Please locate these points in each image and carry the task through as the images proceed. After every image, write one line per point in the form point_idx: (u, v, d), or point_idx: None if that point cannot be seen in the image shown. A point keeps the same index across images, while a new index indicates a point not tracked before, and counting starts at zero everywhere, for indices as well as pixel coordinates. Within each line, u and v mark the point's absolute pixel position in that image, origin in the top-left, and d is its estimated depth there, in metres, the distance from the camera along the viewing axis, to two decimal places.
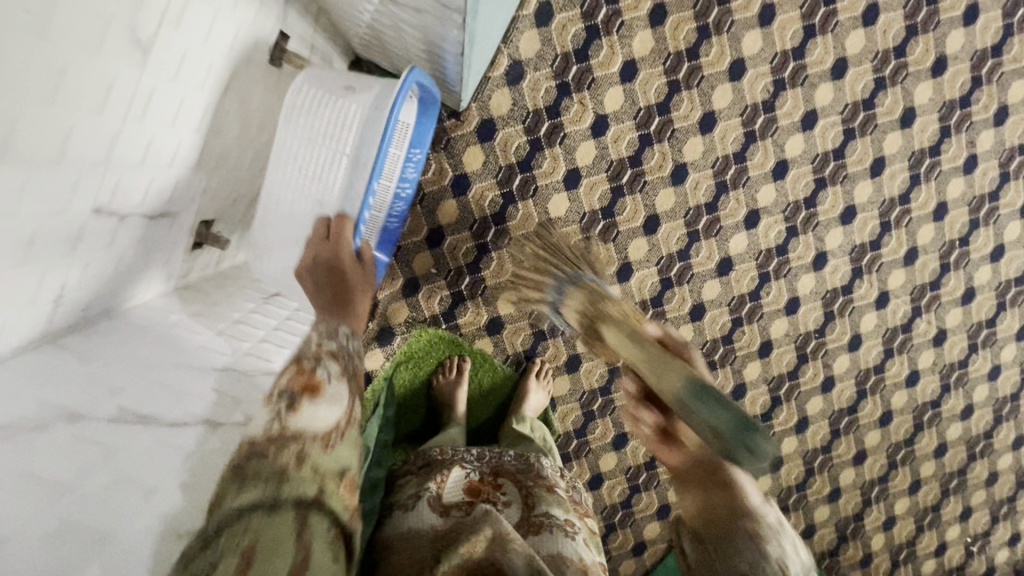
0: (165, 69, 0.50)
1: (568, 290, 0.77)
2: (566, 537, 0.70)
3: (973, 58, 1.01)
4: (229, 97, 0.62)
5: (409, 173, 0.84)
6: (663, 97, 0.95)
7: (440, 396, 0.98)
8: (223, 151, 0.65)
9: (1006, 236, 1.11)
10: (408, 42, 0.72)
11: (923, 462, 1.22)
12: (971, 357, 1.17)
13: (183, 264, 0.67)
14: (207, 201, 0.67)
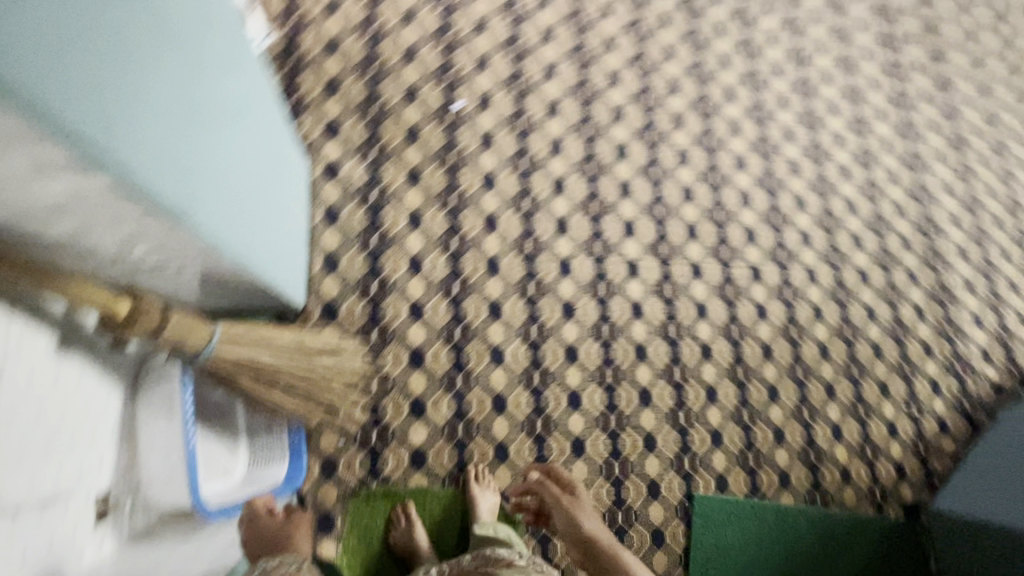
0: (21, 384, 0.63)
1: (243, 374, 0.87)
2: None
3: (634, 99, 1.41)
4: (84, 385, 0.74)
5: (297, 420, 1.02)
6: (448, 222, 1.22)
7: (403, 547, 1.03)
8: (95, 428, 0.76)
9: (742, 186, 1.44)
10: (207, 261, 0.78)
11: (821, 368, 1.40)
12: (789, 274, 1.43)
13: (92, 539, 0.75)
14: (96, 475, 0.76)
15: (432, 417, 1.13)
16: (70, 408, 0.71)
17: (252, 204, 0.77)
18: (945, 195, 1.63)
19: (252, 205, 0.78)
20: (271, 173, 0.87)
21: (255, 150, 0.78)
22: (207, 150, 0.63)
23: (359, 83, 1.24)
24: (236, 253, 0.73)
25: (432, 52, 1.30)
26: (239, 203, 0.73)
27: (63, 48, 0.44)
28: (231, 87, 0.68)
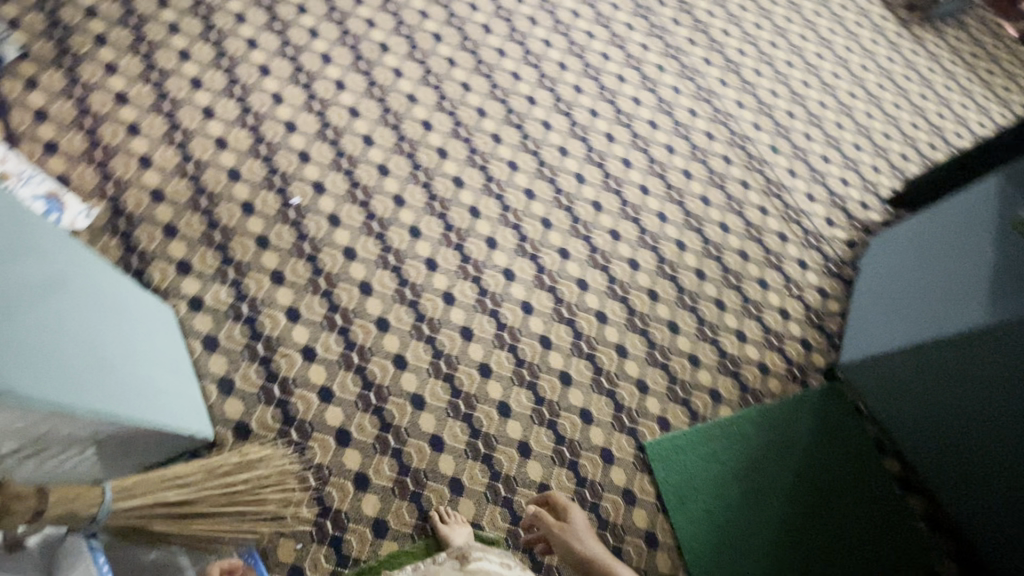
0: None
1: (153, 521, 0.88)
2: None
3: (451, 135, 1.56)
4: None
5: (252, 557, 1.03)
6: (326, 304, 1.29)
7: None
8: None
9: (573, 169, 1.61)
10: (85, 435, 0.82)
11: (704, 288, 1.55)
12: (643, 223, 1.59)
13: None
14: None
15: (378, 484, 1.15)
16: None
17: (81, 361, 0.81)
18: (740, 110, 1.88)
19: (101, 361, 0.85)
20: (108, 328, 0.92)
21: (79, 316, 0.86)
22: None
23: (196, 218, 1.31)
24: (79, 406, 0.76)
25: (255, 166, 1.40)
26: (80, 365, 0.80)
27: None
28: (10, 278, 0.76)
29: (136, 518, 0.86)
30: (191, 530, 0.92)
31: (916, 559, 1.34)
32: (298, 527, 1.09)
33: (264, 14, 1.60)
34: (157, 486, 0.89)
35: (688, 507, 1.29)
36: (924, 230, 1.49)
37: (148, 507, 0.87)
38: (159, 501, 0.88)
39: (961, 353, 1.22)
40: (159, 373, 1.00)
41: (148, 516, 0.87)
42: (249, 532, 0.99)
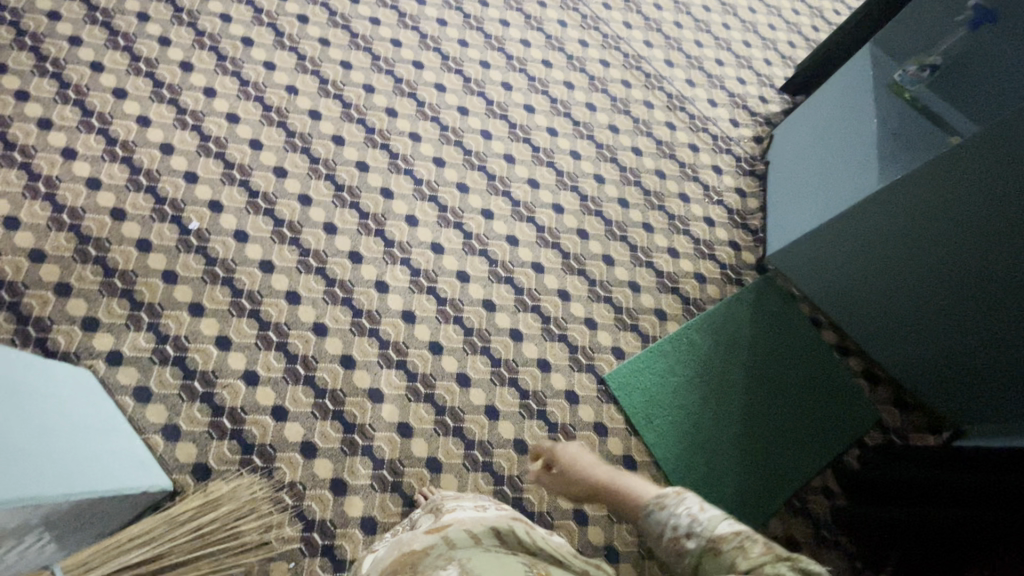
0: None
1: None
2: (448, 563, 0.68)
3: (343, 120, 1.49)
4: None
5: None
6: (256, 324, 1.24)
7: None
8: None
9: (477, 127, 1.57)
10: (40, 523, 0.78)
11: (630, 216, 1.58)
12: (558, 166, 1.59)
13: None
14: None
15: (356, 484, 1.15)
16: None
17: (16, 453, 0.75)
18: (629, 30, 1.87)
19: (29, 449, 0.79)
20: (22, 409, 0.83)
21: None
22: None
23: (88, 269, 1.21)
24: (33, 500, 0.73)
25: (138, 199, 1.30)
26: (18, 460, 0.74)
27: None
28: None
29: None
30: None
31: (862, 409, 1.47)
32: (286, 547, 1.08)
33: (102, 30, 1.45)
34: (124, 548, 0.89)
35: (657, 424, 1.36)
36: (814, 115, 1.57)
37: None
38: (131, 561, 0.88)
39: (868, 221, 1.31)
40: (87, 439, 0.94)
41: None
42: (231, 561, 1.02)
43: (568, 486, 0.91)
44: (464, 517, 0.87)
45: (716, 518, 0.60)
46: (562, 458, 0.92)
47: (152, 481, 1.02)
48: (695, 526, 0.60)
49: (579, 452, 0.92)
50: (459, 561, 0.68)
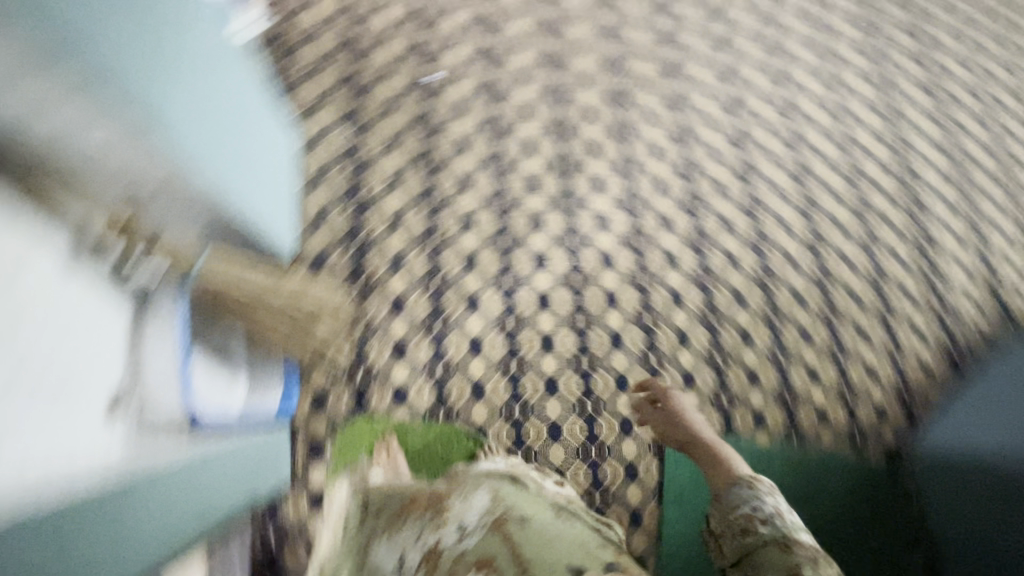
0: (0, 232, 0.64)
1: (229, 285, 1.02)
2: (464, 502, 0.83)
3: (599, 55, 1.44)
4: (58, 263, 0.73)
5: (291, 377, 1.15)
6: (427, 182, 1.32)
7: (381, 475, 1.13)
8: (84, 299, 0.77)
9: (721, 129, 1.40)
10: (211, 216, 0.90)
11: (796, 313, 1.35)
12: (767, 223, 1.44)
13: (52, 402, 0.66)
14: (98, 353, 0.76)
15: (413, 360, 1.23)
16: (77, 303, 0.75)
17: (239, 153, 0.87)
18: (973, 122, 1.45)
19: (249, 160, 0.91)
20: (269, 133, 0.97)
21: (255, 113, 0.91)
22: (202, 103, 0.74)
23: (342, 57, 1.36)
24: (220, 191, 0.84)
25: (409, 25, 1.39)
26: (238, 158, 0.87)
27: (126, 41, 0.60)
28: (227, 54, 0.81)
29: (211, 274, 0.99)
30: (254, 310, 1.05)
31: None
32: (338, 361, 1.21)
33: None
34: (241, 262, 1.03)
35: (682, 509, 1.24)
36: None
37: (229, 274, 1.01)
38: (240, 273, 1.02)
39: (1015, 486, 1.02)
40: (280, 185, 1.08)
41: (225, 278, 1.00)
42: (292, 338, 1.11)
43: (668, 427, 1.16)
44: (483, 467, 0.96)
45: (796, 525, 0.84)
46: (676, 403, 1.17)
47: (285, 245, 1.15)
48: (773, 521, 0.84)
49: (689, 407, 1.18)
50: (487, 489, 0.86)
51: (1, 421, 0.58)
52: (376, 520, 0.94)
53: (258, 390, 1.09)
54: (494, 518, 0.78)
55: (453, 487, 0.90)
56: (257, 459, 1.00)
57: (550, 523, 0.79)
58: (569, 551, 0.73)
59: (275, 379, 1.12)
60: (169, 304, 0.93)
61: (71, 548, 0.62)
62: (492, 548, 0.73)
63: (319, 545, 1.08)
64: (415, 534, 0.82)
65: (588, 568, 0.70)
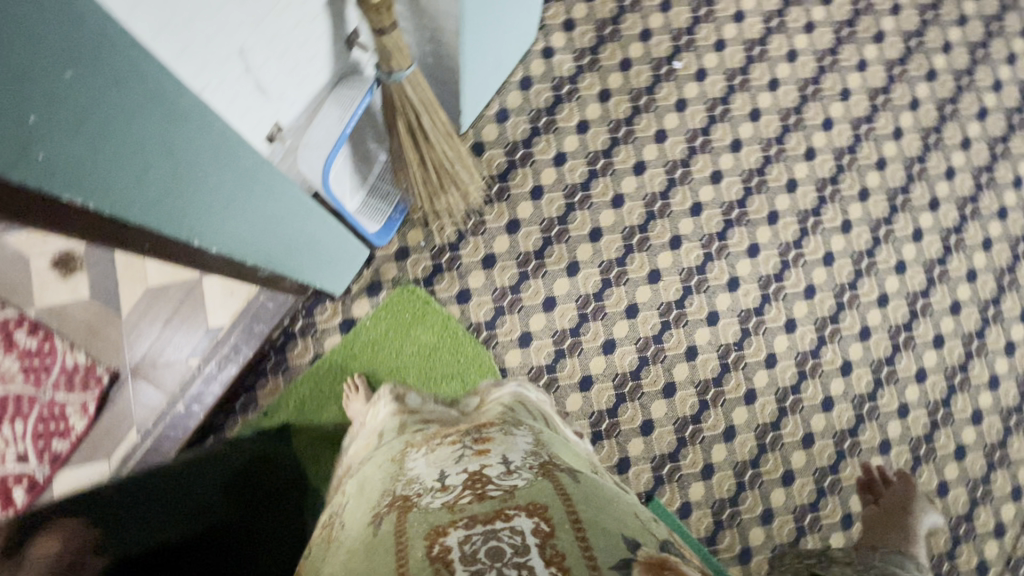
0: None
1: (401, 122, 1.02)
2: (515, 439, 0.61)
3: (834, 151, 1.40)
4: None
5: (394, 215, 1.22)
6: (607, 147, 1.34)
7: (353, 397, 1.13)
8: (309, 39, 0.84)
9: (889, 286, 1.37)
10: (440, 56, 0.98)
11: (852, 495, 1.27)
12: (880, 393, 1.32)
13: (242, 96, 0.78)
14: (285, 85, 0.86)
15: (493, 275, 1.26)
16: (303, 41, 0.83)
17: (488, 14, 0.95)
18: None
19: (489, 26, 0.98)
20: (510, 13, 1.04)
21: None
22: None
23: (610, 5, 1.41)
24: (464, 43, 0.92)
25: (683, 16, 1.42)
26: (484, 22, 0.95)
27: None
28: None
29: (392, 100, 0.99)
30: (408, 154, 1.07)
31: None
32: (436, 233, 1.26)
33: None
34: (424, 108, 1.01)
35: None
36: None
37: (405, 112, 1.00)
38: (417, 116, 1.01)
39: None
40: (493, 63, 1.14)
41: (402, 112, 1.00)
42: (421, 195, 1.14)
43: (888, 508, 1.14)
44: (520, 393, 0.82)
45: None
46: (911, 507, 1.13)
47: (466, 119, 1.22)
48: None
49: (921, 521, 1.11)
50: (530, 430, 0.66)
51: (195, 65, 0.66)
52: (412, 438, 0.68)
53: (366, 210, 1.18)
54: (542, 462, 0.56)
55: (491, 417, 0.69)
56: (334, 251, 1.06)
57: (604, 485, 0.57)
58: (629, 519, 0.51)
59: (381, 210, 1.20)
60: (357, 94, 0.97)
61: (182, 166, 0.55)
62: (547, 496, 0.50)
63: (326, 347, 1.19)
64: (451, 456, 0.59)
65: (647, 546, 0.48)
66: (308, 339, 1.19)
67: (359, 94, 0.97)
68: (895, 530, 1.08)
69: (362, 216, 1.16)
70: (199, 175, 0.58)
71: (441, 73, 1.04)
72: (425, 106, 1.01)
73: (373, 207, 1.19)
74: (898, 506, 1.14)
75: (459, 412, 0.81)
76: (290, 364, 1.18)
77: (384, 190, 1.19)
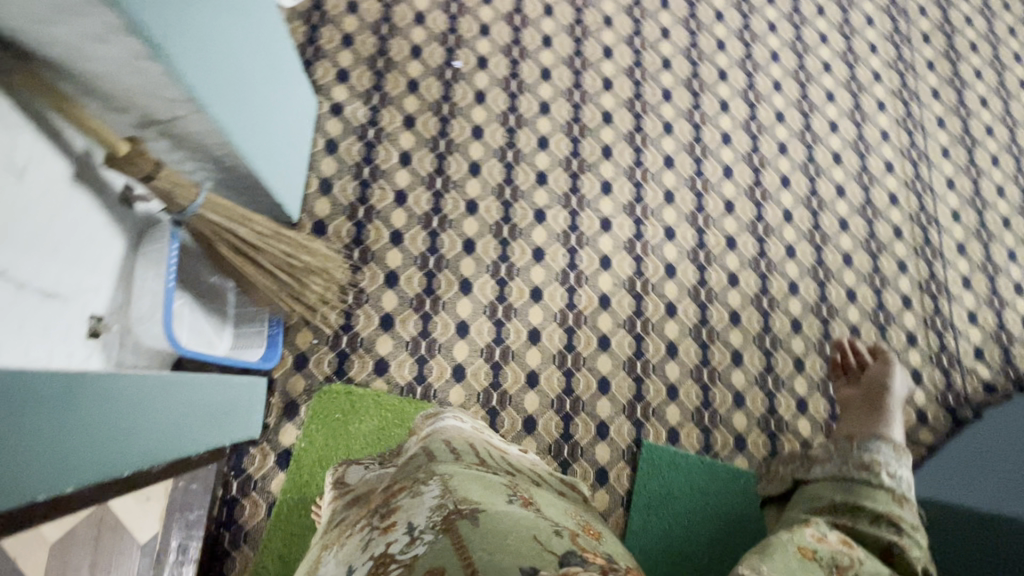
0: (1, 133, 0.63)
1: (221, 243, 0.97)
2: (420, 501, 0.70)
3: (624, 72, 1.52)
4: (57, 179, 0.73)
5: (274, 332, 1.14)
6: (436, 165, 1.36)
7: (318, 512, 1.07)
8: (75, 219, 0.77)
9: (726, 159, 1.50)
10: (233, 171, 0.96)
11: (790, 341, 1.40)
12: (766, 247, 1.46)
13: (34, 313, 0.71)
14: (77, 275, 0.79)
15: (399, 332, 1.24)
16: (71, 225, 0.76)
17: (256, 115, 0.94)
18: (946, 190, 1.60)
19: (262, 124, 0.97)
20: (275, 99, 1.03)
21: (266, 78, 0.97)
22: (232, 74, 0.82)
23: (370, 40, 1.42)
24: (248, 153, 0.91)
25: (439, 19, 1.46)
26: (255, 124, 0.93)
27: (194, 31, 0.69)
28: (247, 21, 0.86)
29: (201, 231, 0.95)
30: (246, 270, 1.02)
31: None
32: (321, 326, 1.21)
33: None
34: (237, 221, 0.97)
35: (652, 521, 1.23)
36: None
37: (218, 234, 0.96)
38: (233, 232, 0.97)
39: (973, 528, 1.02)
40: (286, 148, 1.12)
41: (216, 235, 0.96)
42: (284, 302, 1.09)
43: (865, 384, 1.18)
44: (448, 426, 1.01)
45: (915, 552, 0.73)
46: (885, 376, 1.16)
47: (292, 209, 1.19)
48: (903, 484, 0.80)
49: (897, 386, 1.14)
50: (441, 478, 0.74)
51: None
52: (335, 535, 0.78)
53: (241, 342, 1.13)
54: (445, 516, 0.64)
55: (409, 481, 0.79)
56: (224, 399, 1.00)
57: (509, 512, 0.65)
58: (526, 548, 0.58)
59: (258, 334, 1.14)
60: (163, 243, 0.92)
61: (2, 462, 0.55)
62: (443, 558, 0.57)
63: (276, 489, 1.12)
64: (360, 546, 0.68)
65: (545, 569, 0.55)
66: (253, 494, 1.11)
67: (166, 242, 0.91)
68: (873, 407, 1.08)
69: (240, 352, 1.12)
70: (24, 457, 0.58)
71: (241, 184, 1.01)
72: (238, 220, 0.97)
73: (248, 335, 1.14)
74: (877, 383, 1.16)
75: (391, 473, 0.94)
76: (247, 529, 1.09)
77: (249, 314, 1.14)
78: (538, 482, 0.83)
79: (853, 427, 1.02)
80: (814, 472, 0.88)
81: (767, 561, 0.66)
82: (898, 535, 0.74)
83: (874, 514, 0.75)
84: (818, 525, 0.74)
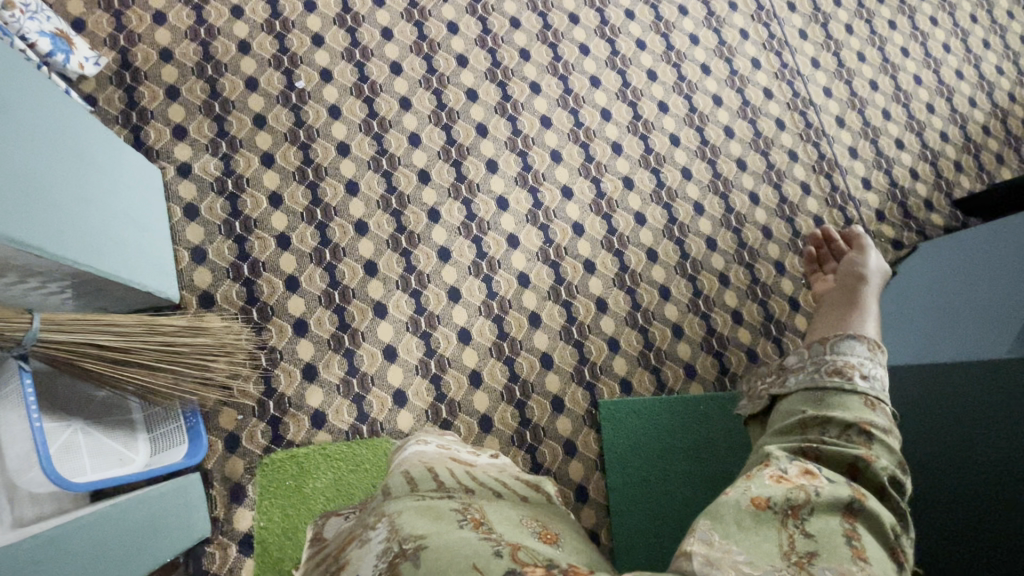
0: None
1: (82, 358, 0.90)
2: (368, 551, 0.66)
3: (475, 43, 1.46)
4: None
5: (192, 421, 1.07)
6: (310, 196, 1.28)
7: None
8: None
9: (600, 102, 1.48)
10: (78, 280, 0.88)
11: (709, 261, 1.43)
12: (662, 176, 1.46)
13: None
14: None
15: (325, 378, 1.18)
16: None
17: (76, 215, 0.85)
18: (813, 71, 1.64)
19: (91, 220, 0.89)
20: (102, 189, 0.94)
21: (77, 171, 0.88)
22: (15, 184, 0.73)
23: (199, 85, 1.30)
24: (78, 259, 0.83)
25: (266, 42, 1.35)
26: (78, 224, 0.85)
27: None
28: (18, 119, 0.77)
29: (53, 355, 0.88)
30: (124, 377, 0.95)
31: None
32: (241, 400, 1.14)
33: None
34: (86, 330, 0.90)
35: (630, 473, 1.24)
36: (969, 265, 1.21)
37: (71, 351, 0.89)
38: (86, 344, 0.90)
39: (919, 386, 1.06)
40: (140, 233, 1.04)
41: (71, 354, 0.89)
42: (186, 394, 1.01)
43: (842, 276, 1.15)
44: (411, 454, 0.94)
45: (881, 462, 0.70)
46: (863, 268, 1.13)
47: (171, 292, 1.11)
48: (876, 385, 0.78)
49: (874, 277, 1.10)
50: (389, 519, 0.70)
51: None
52: None
53: (161, 443, 1.05)
54: (389, 560, 0.62)
55: (361, 528, 0.75)
56: (153, 516, 0.92)
57: (461, 540, 0.63)
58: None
59: (175, 429, 1.06)
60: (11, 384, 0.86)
61: None
62: None
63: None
64: None
65: None
66: None
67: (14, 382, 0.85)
68: (847, 297, 1.05)
69: (162, 454, 1.04)
70: None
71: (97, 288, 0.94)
72: (86, 327, 0.90)
73: (166, 435, 1.05)
74: (853, 273, 1.13)
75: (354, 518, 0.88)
76: None
77: (158, 413, 1.06)
78: (501, 495, 0.80)
79: (824, 321, 0.99)
80: (791, 383, 0.83)
81: (718, 525, 0.63)
82: (866, 444, 0.71)
83: (844, 423, 0.73)
84: (777, 460, 0.70)
